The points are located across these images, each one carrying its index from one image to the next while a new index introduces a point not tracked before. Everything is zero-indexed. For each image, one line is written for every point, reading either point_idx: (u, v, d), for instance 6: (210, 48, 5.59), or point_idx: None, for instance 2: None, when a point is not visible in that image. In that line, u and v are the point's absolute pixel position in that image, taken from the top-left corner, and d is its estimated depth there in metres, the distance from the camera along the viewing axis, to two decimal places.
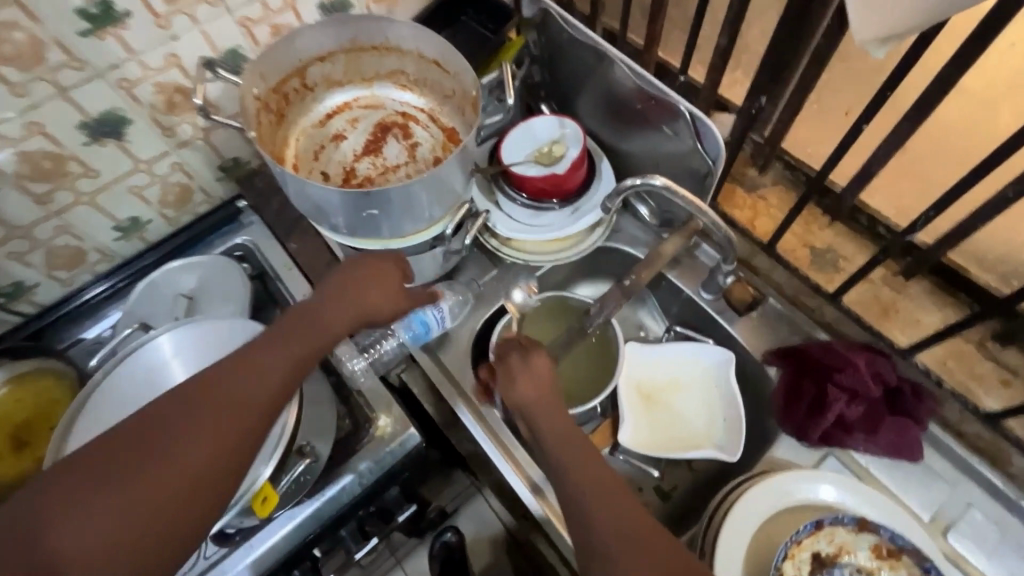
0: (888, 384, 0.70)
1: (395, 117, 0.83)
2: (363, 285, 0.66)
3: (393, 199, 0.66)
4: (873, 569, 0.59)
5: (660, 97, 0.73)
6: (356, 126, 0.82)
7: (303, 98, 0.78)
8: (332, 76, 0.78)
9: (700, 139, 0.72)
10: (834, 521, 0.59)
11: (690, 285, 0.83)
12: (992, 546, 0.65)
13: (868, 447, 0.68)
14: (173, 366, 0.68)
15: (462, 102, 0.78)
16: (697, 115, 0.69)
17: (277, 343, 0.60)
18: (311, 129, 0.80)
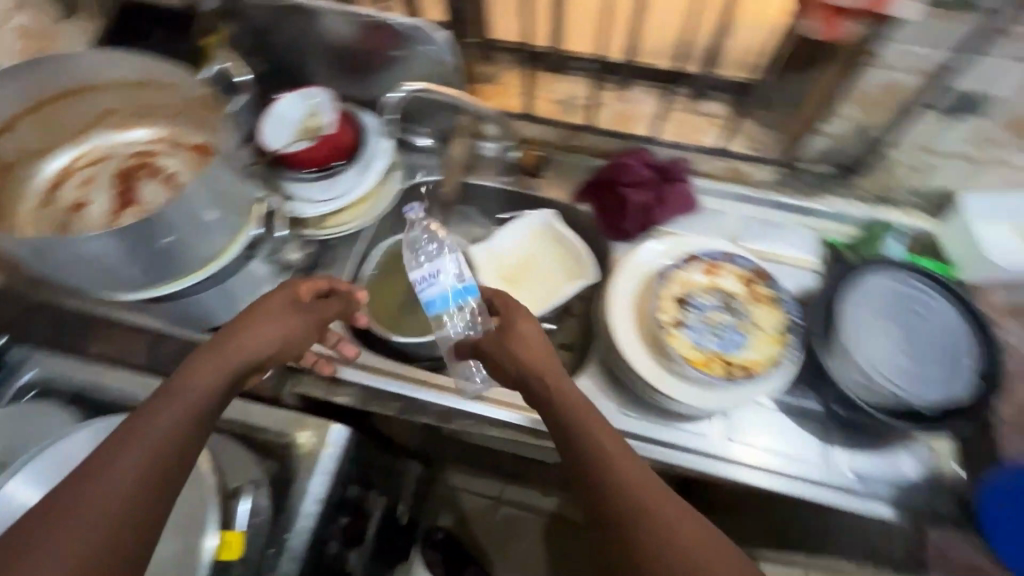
0: (655, 165, 0.88)
1: (131, 160, 0.75)
2: (272, 314, 0.60)
3: (179, 217, 0.61)
4: (711, 283, 0.77)
5: (378, 21, 0.80)
6: (92, 185, 0.73)
7: (12, 177, 0.70)
8: (32, 143, 0.70)
9: (426, 45, 0.81)
10: (670, 270, 0.77)
11: (490, 178, 0.93)
12: (767, 233, 0.88)
13: (667, 213, 0.88)
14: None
15: (191, 110, 0.73)
16: (415, 23, 0.78)
17: (142, 417, 0.47)
18: (41, 210, 0.71)
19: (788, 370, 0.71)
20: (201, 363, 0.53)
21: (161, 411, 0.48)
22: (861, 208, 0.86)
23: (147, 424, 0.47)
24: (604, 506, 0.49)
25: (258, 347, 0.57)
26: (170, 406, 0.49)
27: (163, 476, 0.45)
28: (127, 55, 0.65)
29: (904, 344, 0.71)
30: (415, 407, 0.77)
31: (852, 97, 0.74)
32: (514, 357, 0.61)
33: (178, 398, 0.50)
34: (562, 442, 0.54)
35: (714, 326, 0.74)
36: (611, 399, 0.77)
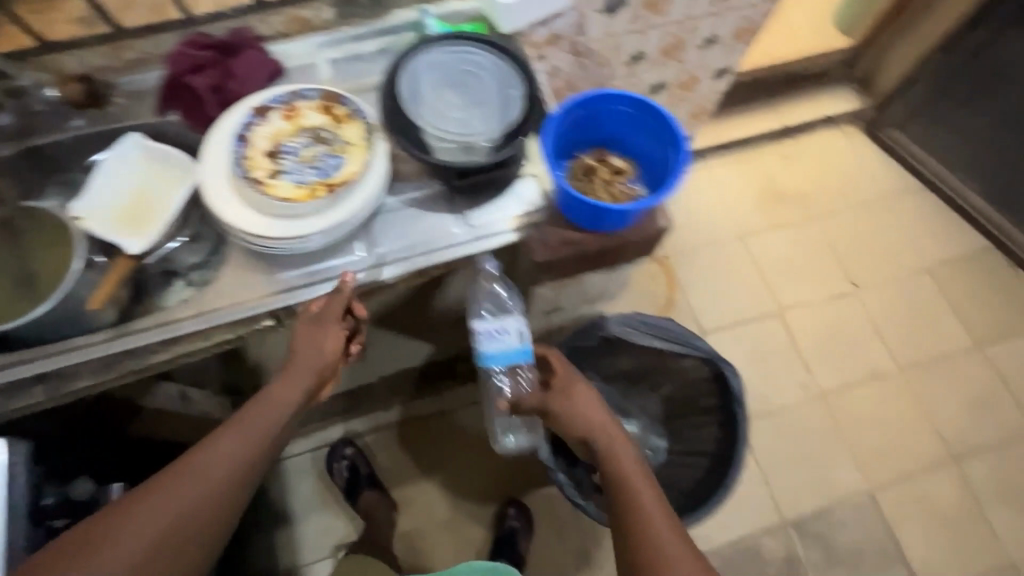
0: (211, 44, 0.85)
1: None
2: (313, 347, 0.76)
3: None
4: (294, 126, 0.79)
5: None
6: None
7: None
8: None
9: None
10: (247, 129, 0.77)
11: (58, 132, 0.85)
12: (351, 68, 0.92)
13: (251, 84, 0.86)
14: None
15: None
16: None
17: (183, 465, 0.65)
18: None
19: (381, 170, 0.78)
20: (232, 437, 0.69)
21: (219, 464, 0.66)
22: (415, 11, 0.93)
23: (199, 468, 0.65)
24: (628, 537, 0.69)
25: (286, 394, 0.74)
26: (217, 455, 0.66)
27: (212, 490, 0.64)
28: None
29: (460, 98, 0.80)
30: (67, 375, 0.75)
31: None
32: (588, 418, 0.82)
33: (246, 441, 0.69)
34: (614, 502, 0.73)
35: (309, 160, 0.77)
36: (257, 272, 0.80)
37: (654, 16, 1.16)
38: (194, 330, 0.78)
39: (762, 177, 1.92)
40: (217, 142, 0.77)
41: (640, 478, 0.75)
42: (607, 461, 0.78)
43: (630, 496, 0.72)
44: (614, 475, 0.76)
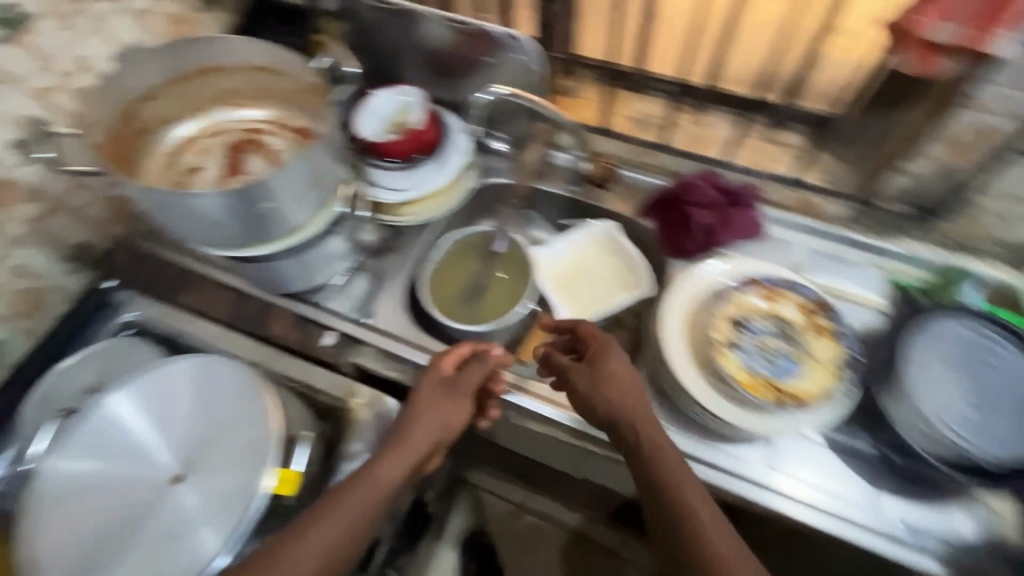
0: (724, 189, 0.89)
1: (242, 135, 0.83)
2: (444, 411, 0.71)
3: (282, 187, 0.68)
4: (769, 309, 0.77)
5: (474, 28, 0.86)
6: (208, 154, 0.81)
7: (145, 141, 0.79)
8: (166, 112, 0.80)
9: (517, 54, 0.87)
10: (729, 289, 0.77)
11: (558, 186, 0.97)
12: (832, 268, 0.87)
13: (732, 237, 0.88)
14: (123, 425, 0.63)
15: (301, 95, 0.81)
16: (512, 34, 0.84)
17: (320, 519, 0.58)
18: (162, 172, 0.79)
19: (836, 404, 0.71)
20: (350, 494, 0.60)
21: (327, 529, 0.57)
22: (939, 253, 0.83)
23: (319, 535, 0.57)
24: None
25: (414, 447, 0.66)
26: (346, 508, 0.59)
27: (344, 546, 0.57)
28: (253, 40, 0.75)
29: (972, 390, 0.69)
30: None
31: (939, 137, 0.73)
32: None
33: (367, 493, 0.61)
34: None
35: (768, 352, 0.73)
36: (653, 414, 0.78)
37: None
38: (569, 424, 0.80)
39: None
40: (691, 283, 0.80)
41: (614, 390, 0.69)
42: (581, 381, 0.71)
43: (642, 436, 0.66)
44: (581, 397, 0.71)
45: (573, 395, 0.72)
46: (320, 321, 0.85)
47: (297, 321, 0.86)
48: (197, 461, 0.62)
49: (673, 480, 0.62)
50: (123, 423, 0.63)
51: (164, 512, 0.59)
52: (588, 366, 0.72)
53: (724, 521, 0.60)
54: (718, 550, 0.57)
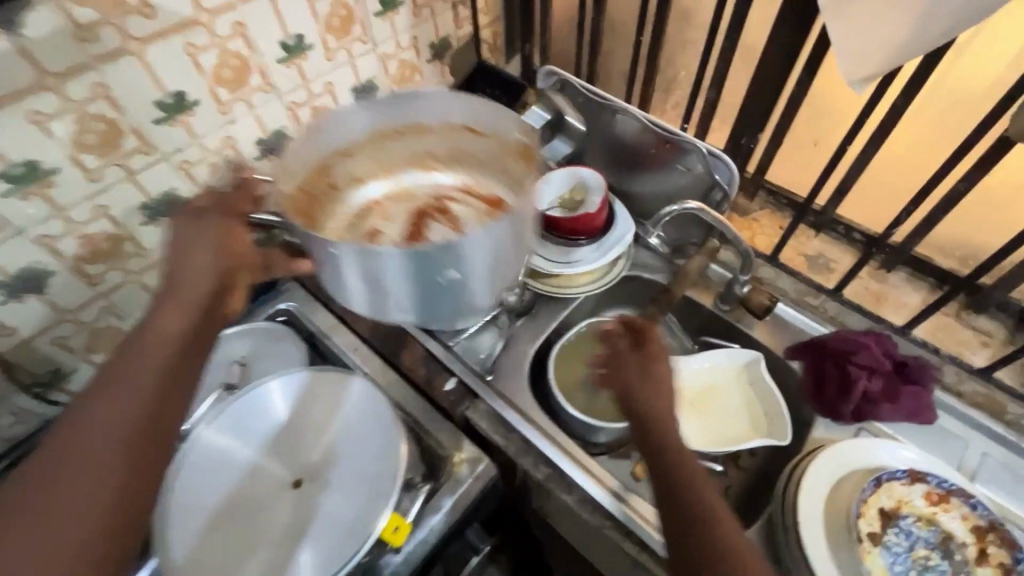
0: (896, 359, 0.81)
1: (430, 202, 0.78)
2: (199, 244, 0.62)
3: (437, 259, 0.56)
4: (931, 514, 0.67)
5: (675, 138, 0.87)
6: (391, 219, 0.77)
7: (332, 199, 0.77)
8: (357, 171, 0.78)
9: (711, 169, 0.87)
10: (890, 478, 0.68)
11: (705, 299, 0.94)
12: (1013, 486, 0.76)
13: (893, 415, 0.79)
14: (274, 414, 0.71)
15: (505, 158, 0.75)
16: (716, 152, 0.84)
17: (97, 396, 0.53)
18: (344, 227, 0.76)
19: None
20: (115, 389, 0.54)
21: (105, 410, 0.53)
22: None
23: (85, 437, 0.51)
24: None
25: (196, 286, 0.61)
26: (121, 394, 0.54)
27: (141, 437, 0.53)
28: (477, 98, 0.70)
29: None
30: (563, 480, 0.78)
31: None
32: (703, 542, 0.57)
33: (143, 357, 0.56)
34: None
35: (919, 563, 0.65)
36: None
37: None
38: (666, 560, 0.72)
39: None
40: (846, 455, 0.71)
41: (655, 394, 0.68)
42: (630, 368, 0.70)
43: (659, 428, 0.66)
44: (628, 393, 0.70)
45: (619, 385, 0.71)
46: (445, 364, 0.88)
47: (426, 358, 0.89)
48: (318, 471, 0.68)
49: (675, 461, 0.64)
50: (274, 409, 0.71)
51: (279, 510, 0.65)
52: (626, 338, 0.73)
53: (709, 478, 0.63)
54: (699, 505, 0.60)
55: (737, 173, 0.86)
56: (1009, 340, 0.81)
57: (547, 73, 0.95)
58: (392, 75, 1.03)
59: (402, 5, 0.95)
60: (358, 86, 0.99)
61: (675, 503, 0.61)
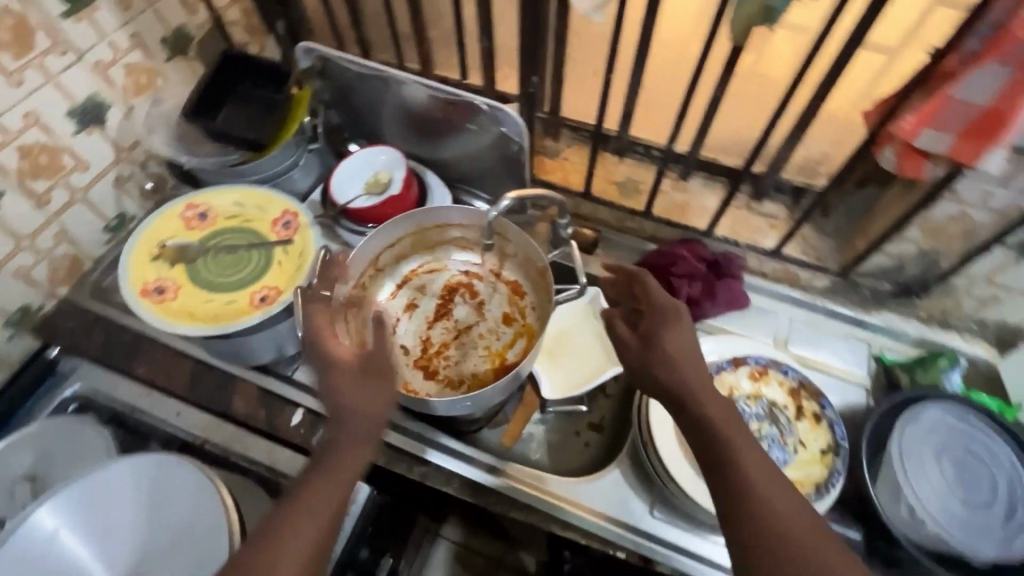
0: (708, 259, 0.88)
1: (459, 277, 0.87)
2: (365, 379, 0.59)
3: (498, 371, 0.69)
4: (755, 391, 0.76)
5: (457, 98, 0.83)
6: (425, 292, 0.86)
7: (376, 278, 0.84)
8: (399, 252, 0.84)
9: (498, 123, 0.83)
10: (717, 370, 0.77)
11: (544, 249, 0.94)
12: (815, 339, 0.87)
13: (715, 309, 0.87)
14: (63, 540, 0.56)
15: (528, 263, 0.83)
16: (495, 105, 0.80)
17: (300, 504, 0.52)
18: (386, 304, 0.85)
19: (836, 498, 0.68)
20: (312, 496, 0.53)
21: (298, 543, 0.50)
22: (915, 327, 0.85)
23: (275, 567, 0.48)
24: None
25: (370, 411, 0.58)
26: (307, 522, 0.51)
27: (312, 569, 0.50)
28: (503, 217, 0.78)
29: (961, 478, 0.68)
30: (440, 475, 0.76)
31: (914, 225, 0.73)
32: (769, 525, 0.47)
33: (333, 471, 0.54)
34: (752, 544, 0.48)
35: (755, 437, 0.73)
36: (641, 501, 0.74)
37: None
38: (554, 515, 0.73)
39: None
40: None
41: (695, 363, 0.57)
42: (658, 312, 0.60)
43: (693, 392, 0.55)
44: (667, 379, 0.57)
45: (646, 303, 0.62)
46: (289, 397, 0.79)
47: (261, 399, 0.80)
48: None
49: (751, 495, 0.49)
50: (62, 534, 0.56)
51: None
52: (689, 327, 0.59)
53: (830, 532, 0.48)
54: (802, 534, 0.47)
55: (523, 125, 0.82)
56: (790, 216, 0.90)
57: (306, 51, 0.86)
58: (122, 86, 0.85)
59: None
60: (75, 109, 0.80)
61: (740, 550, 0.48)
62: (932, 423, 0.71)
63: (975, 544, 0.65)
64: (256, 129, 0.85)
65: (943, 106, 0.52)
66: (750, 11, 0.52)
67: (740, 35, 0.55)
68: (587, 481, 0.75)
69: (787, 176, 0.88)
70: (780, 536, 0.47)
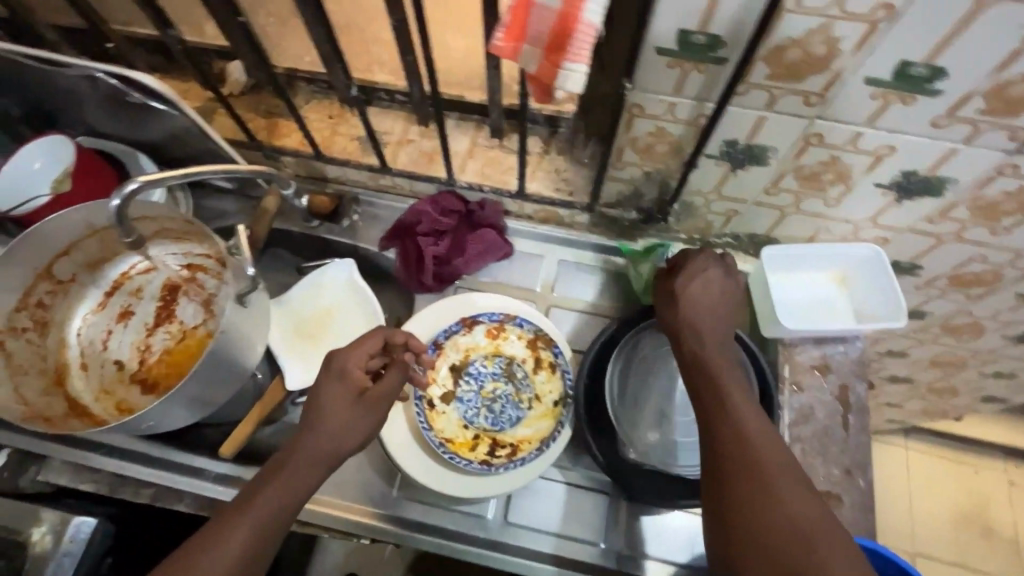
0: (458, 211, 0.81)
1: (180, 273, 0.77)
2: (339, 391, 0.58)
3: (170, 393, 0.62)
4: (492, 348, 0.71)
5: (91, 71, 0.71)
6: (141, 296, 0.76)
7: (66, 294, 0.72)
8: (88, 259, 0.72)
9: (149, 92, 0.72)
10: (449, 335, 0.71)
11: (292, 223, 0.85)
12: (583, 278, 0.83)
13: (469, 264, 0.80)
14: None
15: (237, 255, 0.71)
16: (126, 71, 0.68)
17: (238, 514, 0.50)
18: (91, 318, 0.74)
19: (559, 449, 0.65)
20: (256, 501, 0.51)
21: (227, 547, 0.47)
22: (679, 250, 0.81)
23: (210, 555, 0.47)
24: None
25: (343, 427, 0.56)
26: (241, 527, 0.49)
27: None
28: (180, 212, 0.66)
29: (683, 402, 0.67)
30: (172, 493, 0.71)
31: (628, 148, 0.67)
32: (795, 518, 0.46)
33: (283, 485, 0.52)
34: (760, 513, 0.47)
35: (488, 398, 0.69)
36: (382, 481, 0.70)
37: (946, 339, 0.92)
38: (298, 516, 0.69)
39: (974, 502, 1.50)
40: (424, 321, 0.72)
41: (707, 314, 0.58)
42: (703, 264, 0.60)
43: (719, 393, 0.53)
44: (687, 314, 0.59)
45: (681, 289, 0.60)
46: None
47: None
48: None
49: (768, 486, 0.48)
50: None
51: None
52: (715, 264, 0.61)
53: (805, 475, 0.49)
54: (782, 471, 0.49)
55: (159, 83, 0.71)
56: (542, 150, 0.82)
57: None
58: None
59: None
60: None
61: (711, 457, 0.51)
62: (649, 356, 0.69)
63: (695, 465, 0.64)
64: None
65: (527, 14, 0.42)
66: None
67: None
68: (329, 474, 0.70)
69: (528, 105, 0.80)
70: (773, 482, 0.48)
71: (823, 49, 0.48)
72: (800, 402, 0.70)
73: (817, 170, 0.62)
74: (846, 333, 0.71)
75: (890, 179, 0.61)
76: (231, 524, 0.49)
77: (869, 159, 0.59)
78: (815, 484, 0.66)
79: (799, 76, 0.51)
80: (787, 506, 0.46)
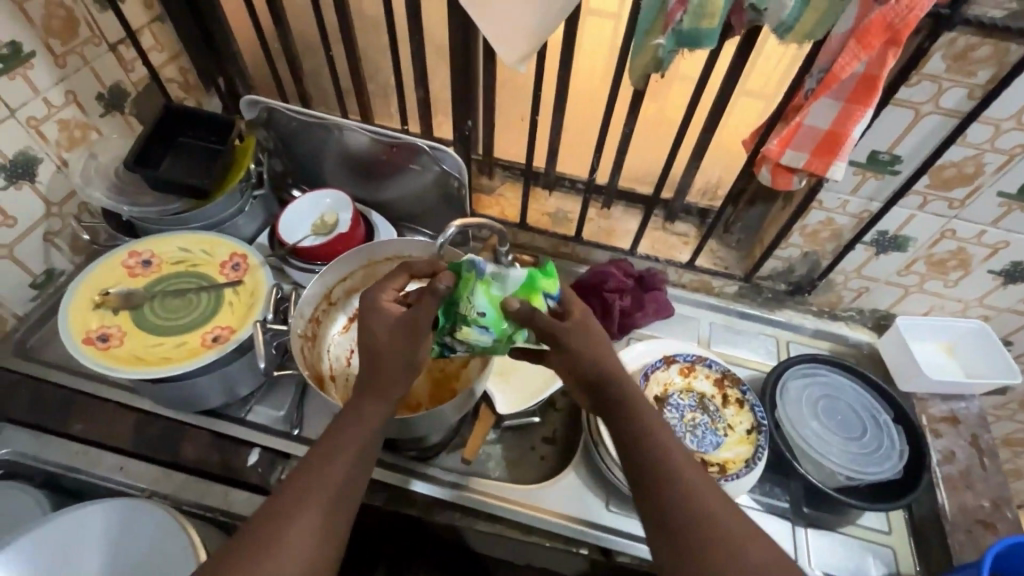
0: (634, 275, 0.98)
1: None
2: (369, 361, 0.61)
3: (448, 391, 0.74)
4: (686, 384, 0.85)
5: (398, 141, 0.89)
6: None
7: (329, 314, 0.86)
8: (350, 287, 0.86)
9: (439, 162, 0.90)
10: (652, 370, 0.85)
11: None
12: (734, 339, 0.99)
13: (645, 318, 0.96)
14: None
15: None
16: (433, 145, 0.87)
17: (302, 494, 0.54)
18: (339, 337, 0.86)
19: (761, 469, 0.77)
20: (317, 478, 0.55)
21: (302, 530, 0.52)
22: (811, 321, 0.99)
23: (292, 532, 0.51)
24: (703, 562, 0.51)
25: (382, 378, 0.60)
26: (318, 497, 0.54)
27: (318, 553, 0.51)
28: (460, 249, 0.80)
29: (846, 426, 0.81)
30: (403, 498, 0.78)
31: (796, 231, 0.87)
32: (703, 502, 0.54)
33: (341, 457, 0.56)
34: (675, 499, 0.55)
35: (690, 424, 0.81)
36: (597, 497, 0.79)
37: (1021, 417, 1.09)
38: (525, 522, 0.77)
39: None
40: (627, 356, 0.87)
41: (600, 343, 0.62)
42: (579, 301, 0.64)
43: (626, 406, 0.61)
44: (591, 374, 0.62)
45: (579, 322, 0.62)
46: (243, 438, 0.78)
47: (212, 444, 0.78)
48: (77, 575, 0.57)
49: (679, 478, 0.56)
50: (73, 547, 0.60)
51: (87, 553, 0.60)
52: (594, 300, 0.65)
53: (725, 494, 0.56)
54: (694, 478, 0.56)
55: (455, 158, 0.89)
56: (699, 234, 1.03)
57: (249, 103, 0.89)
58: (56, 141, 0.85)
59: (32, 58, 0.78)
60: (5, 163, 0.79)
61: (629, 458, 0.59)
62: (796, 390, 0.84)
63: (874, 471, 0.76)
64: (202, 174, 0.88)
65: (796, 131, 0.65)
66: (645, 62, 0.64)
67: (636, 81, 0.68)
68: (547, 486, 0.79)
69: (692, 199, 1.02)
70: (677, 482, 0.56)
71: (972, 170, 0.71)
72: (941, 446, 0.84)
73: (945, 258, 0.83)
74: (968, 391, 0.87)
75: (1001, 267, 0.82)
76: (305, 501, 0.53)
77: (988, 252, 0.80)
78: (972, 514, 0.78)
79: (950, 187, 0.74)
80: (702, 517, 0.53)
